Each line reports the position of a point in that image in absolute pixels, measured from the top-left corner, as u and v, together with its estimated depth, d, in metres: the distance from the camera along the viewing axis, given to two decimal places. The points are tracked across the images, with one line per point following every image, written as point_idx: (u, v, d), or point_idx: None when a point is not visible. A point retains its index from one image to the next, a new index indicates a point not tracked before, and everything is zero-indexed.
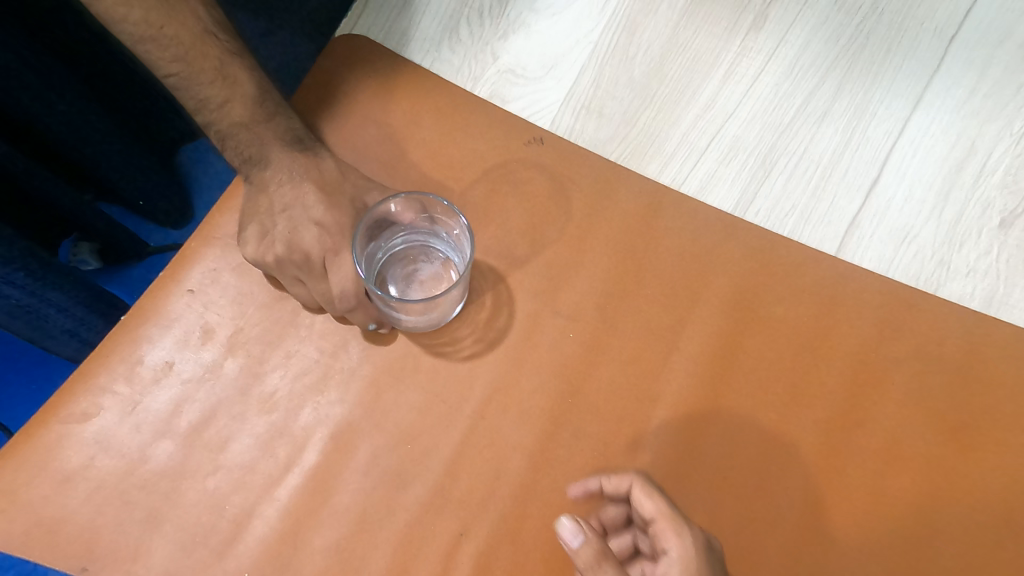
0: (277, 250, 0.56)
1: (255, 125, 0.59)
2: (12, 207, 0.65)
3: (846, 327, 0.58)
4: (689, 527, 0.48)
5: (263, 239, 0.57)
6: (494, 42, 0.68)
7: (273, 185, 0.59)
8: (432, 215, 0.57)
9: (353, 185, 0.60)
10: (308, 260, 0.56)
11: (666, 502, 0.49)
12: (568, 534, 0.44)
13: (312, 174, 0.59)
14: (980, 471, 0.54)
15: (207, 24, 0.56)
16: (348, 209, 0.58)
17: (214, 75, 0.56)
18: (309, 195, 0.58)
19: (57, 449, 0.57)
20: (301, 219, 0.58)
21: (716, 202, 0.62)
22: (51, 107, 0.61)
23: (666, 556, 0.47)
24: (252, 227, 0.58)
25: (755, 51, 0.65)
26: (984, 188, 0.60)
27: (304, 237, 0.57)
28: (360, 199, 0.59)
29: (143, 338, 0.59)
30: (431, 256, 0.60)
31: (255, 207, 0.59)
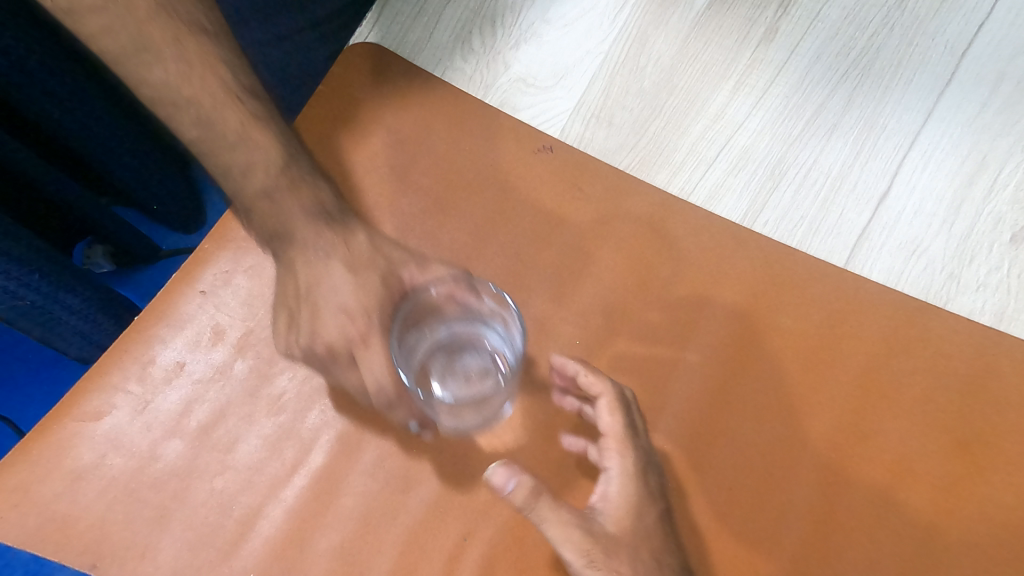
0: (304, 344, 0.53)
1: (277, 195, 0.54)
2: (29, 207, 0.66)
3: (854, 339, 0.58)
4: (634, 450, 0.51)
5: (291, 328, 0.54)
6: (505, 52, 0.68)
7: (298, 260, 0.54)
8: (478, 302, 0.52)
9: (388, 260, 0.54)
10: (333, 354, 0.52)
11: (623, 423, 0.51)
12: (500, 481, 0.45)
13: (340, 251, 0.54)
14: (989, 487, 0.54)
15: (235, 90, 0.53)
16: (379, 288, 0.53)
17: (234, 139, 0.52)
18: (336, 276, 0.53)
19: (69, 447, 0.58)
20: (325, 304, 0.52)
21: (724, 212, 0.62)
22: (69, 112, 0.62)
23: (605, 472, 0.51)
24: (282, 316, 0.55)
25: (765, 64, 0.65)
26: (995, 203, 0.60)
27: (326, 327, 0.52)
28: (395, 275, 0.53)
29: (155, 339, 0.60)
30: (477, 349, 0.55)
31: (283, 289, 0.54)
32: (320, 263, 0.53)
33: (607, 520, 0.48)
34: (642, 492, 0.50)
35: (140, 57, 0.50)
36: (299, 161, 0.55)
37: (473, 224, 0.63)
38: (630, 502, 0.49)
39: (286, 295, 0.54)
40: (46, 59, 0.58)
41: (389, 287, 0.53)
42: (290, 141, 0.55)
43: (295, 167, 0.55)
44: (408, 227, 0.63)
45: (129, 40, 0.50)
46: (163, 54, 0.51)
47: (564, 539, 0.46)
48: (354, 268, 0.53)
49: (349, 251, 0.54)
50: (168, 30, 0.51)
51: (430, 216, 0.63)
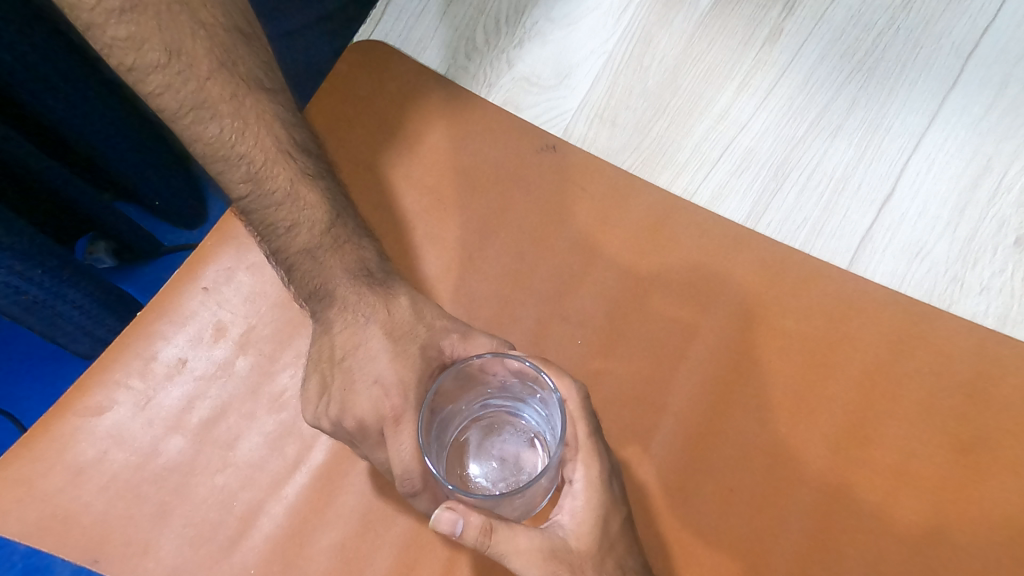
0: (332, 415, 0.52)
1: (320, 254, 0.53)
2: (34, 203, 0.67)
3: (856, 341, 0.58)
4: (600, 458, 0.47)
5: (320, 398, 0.52)
6: (510, 50, 0.68)
7: (336, 325, 0.53)
8: (521, 383, 0.46)
9: (428, 329, 0.53)
10: (364, 429, 0.51)
11: (588, 430, 0.47)
12: (448, 526, 0.40)
13: (380, 316, 0.53)
14: (990, 490, 0.54)
15: (286, 144, 0.52)
16: (418, 360, 0.52)
17: (282, 197, 0.52)
18: (374, 345, 0.52)
19: (72, 442, 0.58)
20: (361, 375, 0.52)
21: (727, 214, 0.62)
22: (73, 109, 0.63)
23: (570, 485, 0.47)
24: (312, 381, 0.53)
25: (769, 64, 0.65)
26: (1000, 206, 0.59)
27: (360, 399, 0.51)
28: (434, 345, 0.53)
29: (158, 335, 0.60)
30: (517, 427, 0.49)
31: (319, 350, 0.54)
32: (357, 325, 0.53)
33: (570, 537, 0.45)
34: (606, 501, 0.47)
35: (197, 112, 0.49)
36: (344, 216, 0.55)
37: (476, 225, 0.63)
38: (597, 515, 0.46)
39: (320, 358, 0.53)
40: (50, 54, 0.59)
41: (427, 358, 0.52)
42: (337, 199, 0.55)
43: (341, 227, 0.54)
44: (410, 225, 0.63)
45: (187, 96, 0.48)
46: (220, 109, 0.49)
47: (528, 570, 0.42)
48: (393, 336, 0.52)
49: (388, 317, 0.53)
50: (227, 86, 0.49)
51: (432, 215, 0.64)
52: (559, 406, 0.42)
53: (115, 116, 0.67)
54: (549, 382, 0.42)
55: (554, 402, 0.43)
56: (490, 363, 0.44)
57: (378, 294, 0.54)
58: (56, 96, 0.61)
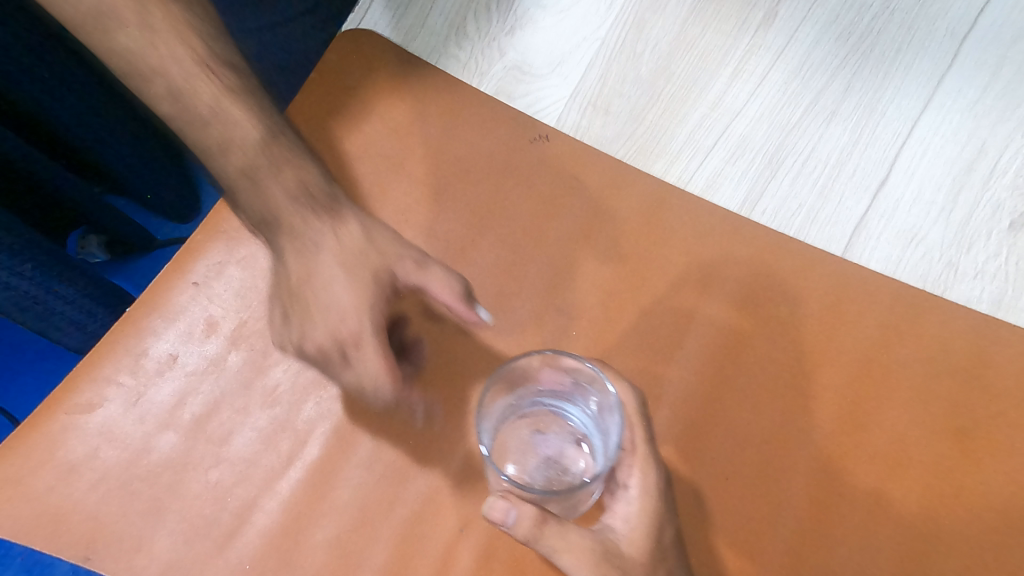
0: (297, 340, 0.52)
1: (258, 175, 0.52)
2: (22, 198, 0.66)
3: (849, 329, 0.57)
4: (657, 465, 0.48)
5: (285, 326, 0.53)
6: (500, 38, 0.67)
7: (289, 256, 0.52)
8: (573, 386, 0.51)
9: (381, 254, 0.52)
10: (327, 358, 0.51)
11: (645, 436, 0.48)
12: (500, 515, 0.42)
13: (330, 242, 0.51)
14: (984, 473, 0.54)
15: (207, 60, 0.52)
16: (371, 284, 0.50)
17: (205, 113, 0.52)
18: (326, 274, 0.51)
19: (63, 440, 0.57)
20: (318, 304, 0.50)
21: (721, 201, 0.62)
22: (58, 99, 0.62)
23: (625, 491, 0.48)
24: (278, 310, 0.54)
25: (763, 49, 0.64)
26: (995, 190, 0.59)
27: (320, 327, 0.50)
28: (387, 269, 0.51)
29: (148, 331, 0.59)
30: (563, 430, 0.54)
31: (279, 283, 0.53)
32: (308, 251, 0.51)
33: (623, 541, 0.46)
34: (662, 511, 0.47)
35: (102, 24, 0.50)
36: (283, 139, 0.54)
37: (468, 214, 0.62)
38: (650, 523, 0.47)
39: (281, 291, 0.53)
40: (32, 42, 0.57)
41: (380, 280, 0.51)
42: (273, 120, 0.54)
43: (278, 148, 0.53)
44: (402, 215, 0.62)
45: (91, 8, 0.50)
46: (126, 21, 0.50)
47: (579, 569, 0.43)
48: (347, 262, 0.51)
49: (337, 244, 0.51)
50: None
51: (424, 207, 0.62)
52: (616, 410, 0.47)
53: (100, 106, 0.66)
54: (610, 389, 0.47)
55: (612, 407, 0.47)
56: (549, 364, 0.49)
57: (325, 219, 0.52)
58: (40, 85, 0.60)
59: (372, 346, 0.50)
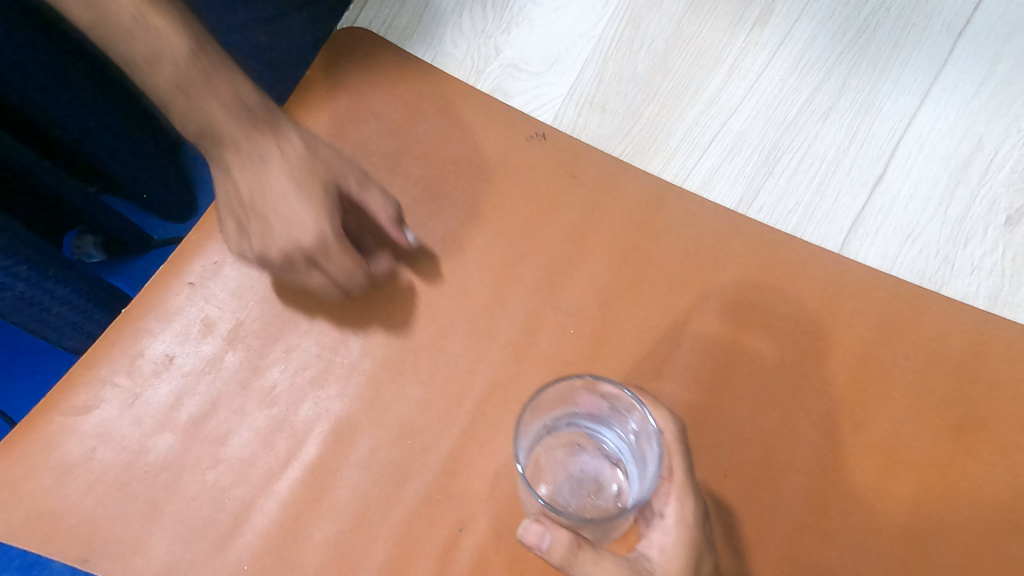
0: (256, 251, 0.55)
1: (190, 88, 0.52)
2: (15, 197, 0.65)
3: (846, 325, 0.57)
4: (694, 495, 0.47)
5: (240, 234, 0.56)
6: (497, 36, 0.67)
7: (238, 168, 0.55)
8: (610, 408, 0.49)
9: (326, 166, 0.56)
10: (291, 263, 0.55)
11: (684, 465, 0.47)
12: (534, 539, 0.42)
13: (278, 154, 0.55)
14: (980, 468, 0.54)
15: None
16: (323, 192, 0.55)
17: (131, 26, 0.50)
18: (279, 186, 0.54)
19: (58, 441, 0.57)
20: (277, 212, 0.54)
21: (718, 199, 0.62)
22: (53, 97, 0.62)
23: (661, 520, 0.47)
24: (230, 221, 0.56)
25: (760, 46, 0.64)
26: (991, 185, 0.59)
27: (277, 237, 0.54)
28: (334, 178, 0.56)
29: (144, 332, 0.59)
30: (598, 450, 0.53)
31: (228, 194, 0.56)
32: (257, 167, 0.54)
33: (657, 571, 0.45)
34: (699, 542, 0.46)
35: None
36: (211, 49, 0.54)
37: (464, 212, 0.62)
38: (686, 553, 0.46)
39: (231, 202, 0.56)
40: (29, 40, 0.57)
41: (328, 184, 0.55)
42: (196, 29, 0.53)
43: (207, 59, 0.53)
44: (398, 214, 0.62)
45: None
46: None
47: None
48: (298, 174, 0.54)
49: (285, 157, 0.55)
50: None
51: (419, 206, 0.62)
52: (656, 440, 0.45)
53: (95, 105, 0.66)
54: (648, 418, 0.45)
55: (652, 436, 0.45)
56: (589, 387, 0.48)
57: (268, 132, 0.55)
58: (35, 83, 0.60)
59: (328, 251, 0.54)
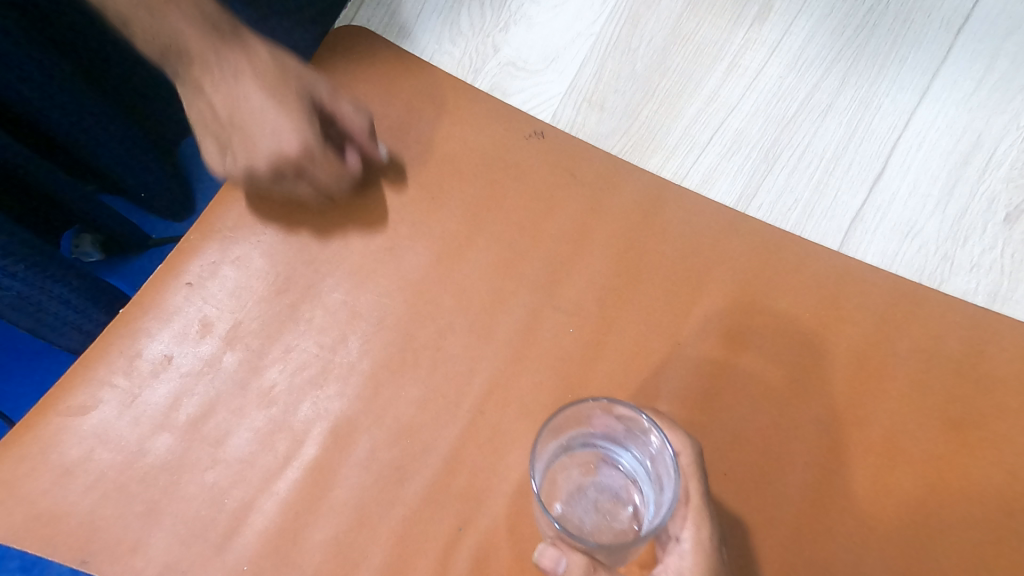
0: (242, 164, 0.59)
1: (153, 6, 0.56)
2: (11, 196, 0.65)
3: (846, 323, 0.57)
4: (710, 520, 0.47)
5: (224, 152, 0.59)
6: (495, 35, 0.67)
7: (210, 86, 0.58)
8: (627, 428, 0.49)
9: (296, 75, 0.59)
10: (280, 173, 0.59)
11: (700, 489, 0.47)
12: None
13: (246, 69, 0.58)
14: (981, 466, 0.54)
15: None
16: (296, 101, 0.58)
17: None
18: (254, 101, 0.58)
19: (56, 442, 0.57)
20: (257, 126, 0.58)
21: (717, 197, 0.62)
22: (50, 98, 0.61)
23: (678, 544, 0.48)
24: (210, 141, 0.60)
25: (759, 43, 0.64)
26: (990, 182, 0.59)
27: (261, 150, 0.58)
28: (306, 86, 0.59)
29: (142, 332, 0.59)
30: (614, 471, 0.52)
31: (204, 115, 0.59)
32: (230, 84, 0.58)
33: None
34: (715, 566, 0.47)
35: None
36: None
37: (463, 210, 0.62)
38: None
39: (209, 122, 0.59)
40: (26, 42, 0.57)
41: (299, 92, 0.59)
42: None
43: None
44: (396, 214, 0.62)
45: None
46: None
47: None
48: (268, 87, 0.58)
49: (255, 72, 0.58)
50: None
51: (418, 205, 0.62)
52: (672, 465, 0.45)
53: (90, 103, 0.65)
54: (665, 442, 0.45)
55: (668, 459, 0.45)
56: (606, 409, 0.48)
57: (235, 50, 0.59)
58: (31, 83, 0.59)
59: (309, 159, 0.59)
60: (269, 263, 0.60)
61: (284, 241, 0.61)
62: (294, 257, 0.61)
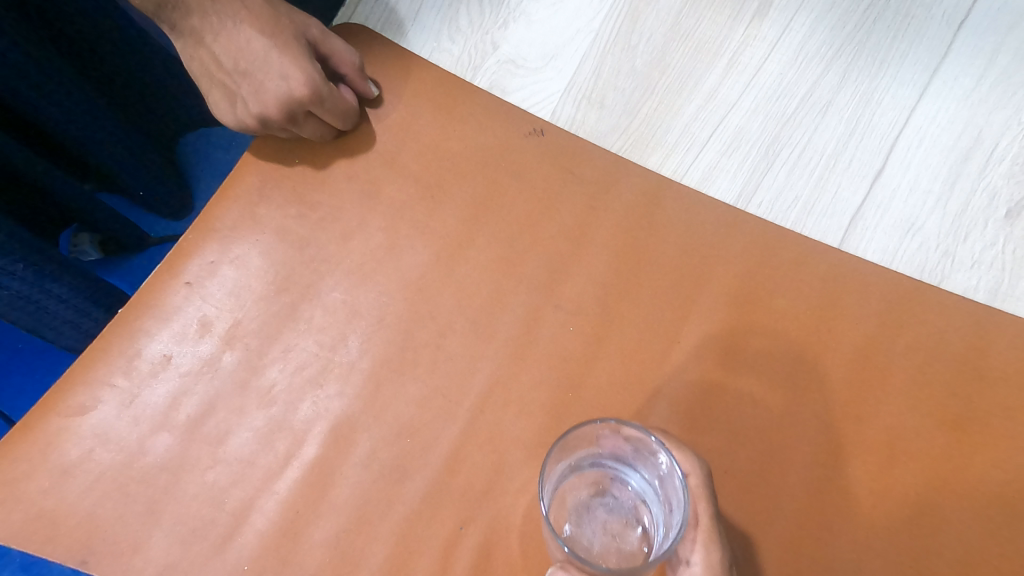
0: (254, 111, 0.60)
1: None
2: (11, 196, 0.65)
3: (847, 320, 0.57)
4: (720, 544, 0.47)
5: (232, 102, 0.61)
6: (493, 32, 0.67)
7: (210, 36, 0.60)
8: (636, 448, 0.49)
9: (290, 19, 0.60)
10: (292, 116, 0.60)
11: (709, 512, 0.47)
12: None
13: (243, 16, 0.60)
14: (982, 464, 0.54)
15: None
16: (296, 43, 0.60)
17: None
18: (256, 45, 0.59)
19: (56, 442, 0.57)
20: (262, 72, 0.59)
21: (717, 194, 0.61)
22: (47, 97, 0.61)
23: (689, 567, 0.47)
24: (217, 92, 0.61)
25: (759, 39, 0.64)
26: (990, 178, 0.59)
27: (271, 93, 0.59)
28: (301, 28, 0.60)
29: (141, 332, 0.59)
30: (623, 493, 0.52)
31: (208, 68, 0.61)
32: (230, 31, 0.59)
33: None
34: None
35: None
36: None
37: (462, 208, 0.62)
38: None
39: (214, 72, 0.61)
40: (25, 43, 0.56)
41: (297, 34, 0.60)
42: None
43: None
44: (396, 212, 0.62)
45: None
46: None
47: None
48: (266, 31, 0.59)
49: (252, 16, 0.60)
50: None
51: (417, 203, 0.62)
52: (681, 487, 0.45)
53: (88, 101, 0.65)
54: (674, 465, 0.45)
55: (677, 483, 0.45)
56: (615, 429, 0.48)
57: None
58: (29, 83, 0.59)
59: (319, 102, 0.59)
60: (269, 262, 0.60)
61: (284, 239, 0.61)
62: (293, 256, 0.61)
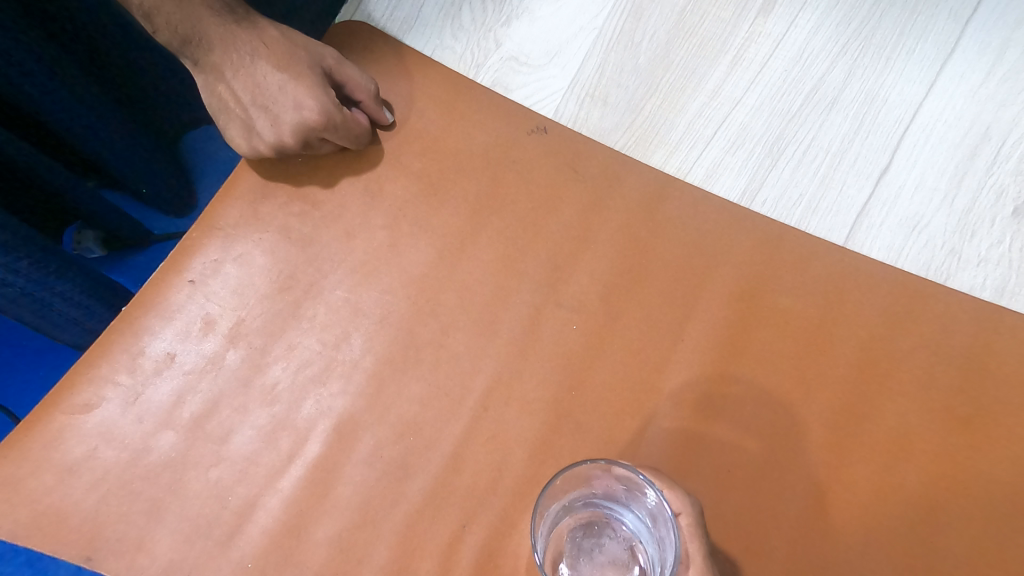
0: (270, 140, 0.60)
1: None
2: (16, 194, 0.65)
3: (850, 318, 0.57)
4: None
5: (248, 132, 0.61)
6: (496, 29, 0.67)
7: (228, 71, 0.61)
8: (628, 487, 0.49)
9: (305, 51, 0.61)
10: (307, 142, 0.60)
11: (702, 551, 0.47)
12: None
13: (261, 51, 0.61)
14: (987, 463, 0.53)
15: None
16: (312, 75, 0.60)
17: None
18: (272, 79, 0.60)
19: (60, 440, 0.57)
20: (278, 104, 0.60)
21: (721, 192, 0.61)
22: (51, 94, 0.61)
23: None
24: (235, 123, 0.61)
25: (764, 36, 0.63)
26: (998, 176, 0.58)
27: (287, 124, 0.59)
28: (315, 59, 0.61)
29: (144, 330, 0.59)
30: (617, 533, 0.52)
31: (226, 102, 0.61)
32: (248, 66, 0.60)
33: None
34: None
35: None
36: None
37: (466, 208, 0.61)
38: None
39: (233, 106, 0.61)
40: (29, 41, 0.56)
41: (312, 65, 0.61)
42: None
43: None
44: (399, 211, 0.62)
45: None
46: None
47: None
48: (282, 64, 0.60)
49: (269, 50, 0.61)
50: None
51: (422, 202, 0.62)
52: (672, 527, 0.45)
53: (93, 100, 0.66)
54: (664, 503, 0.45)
55: (668, 523, 0.45)
56: (605, 469, 0.48)
57: (249, 31, 0.61)
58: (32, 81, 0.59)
59: (333, 128, 0.59)
60: (272, 261, 0.60)
61: (286, 238, 0.61)
62: (296, 255, 0.61)
